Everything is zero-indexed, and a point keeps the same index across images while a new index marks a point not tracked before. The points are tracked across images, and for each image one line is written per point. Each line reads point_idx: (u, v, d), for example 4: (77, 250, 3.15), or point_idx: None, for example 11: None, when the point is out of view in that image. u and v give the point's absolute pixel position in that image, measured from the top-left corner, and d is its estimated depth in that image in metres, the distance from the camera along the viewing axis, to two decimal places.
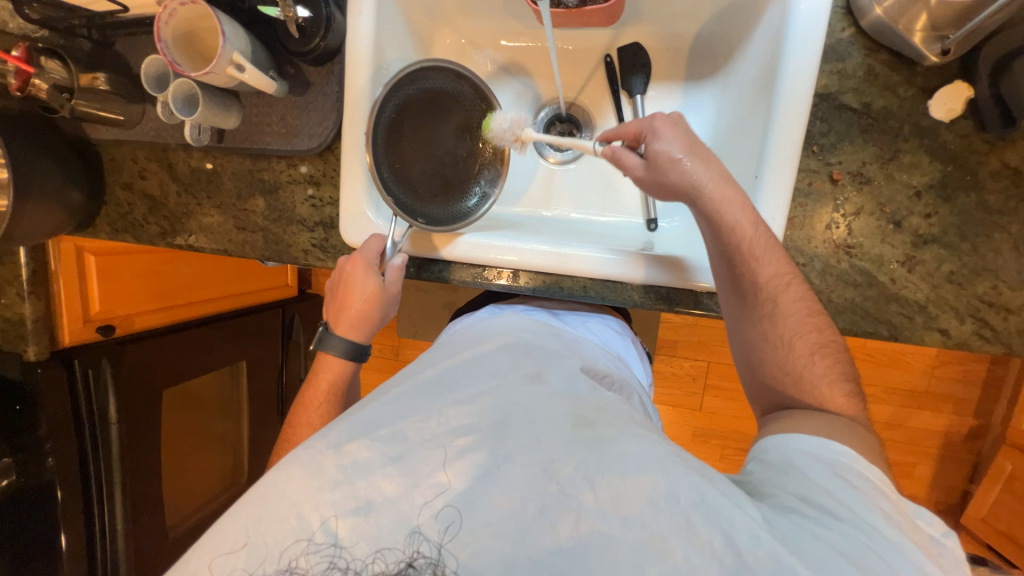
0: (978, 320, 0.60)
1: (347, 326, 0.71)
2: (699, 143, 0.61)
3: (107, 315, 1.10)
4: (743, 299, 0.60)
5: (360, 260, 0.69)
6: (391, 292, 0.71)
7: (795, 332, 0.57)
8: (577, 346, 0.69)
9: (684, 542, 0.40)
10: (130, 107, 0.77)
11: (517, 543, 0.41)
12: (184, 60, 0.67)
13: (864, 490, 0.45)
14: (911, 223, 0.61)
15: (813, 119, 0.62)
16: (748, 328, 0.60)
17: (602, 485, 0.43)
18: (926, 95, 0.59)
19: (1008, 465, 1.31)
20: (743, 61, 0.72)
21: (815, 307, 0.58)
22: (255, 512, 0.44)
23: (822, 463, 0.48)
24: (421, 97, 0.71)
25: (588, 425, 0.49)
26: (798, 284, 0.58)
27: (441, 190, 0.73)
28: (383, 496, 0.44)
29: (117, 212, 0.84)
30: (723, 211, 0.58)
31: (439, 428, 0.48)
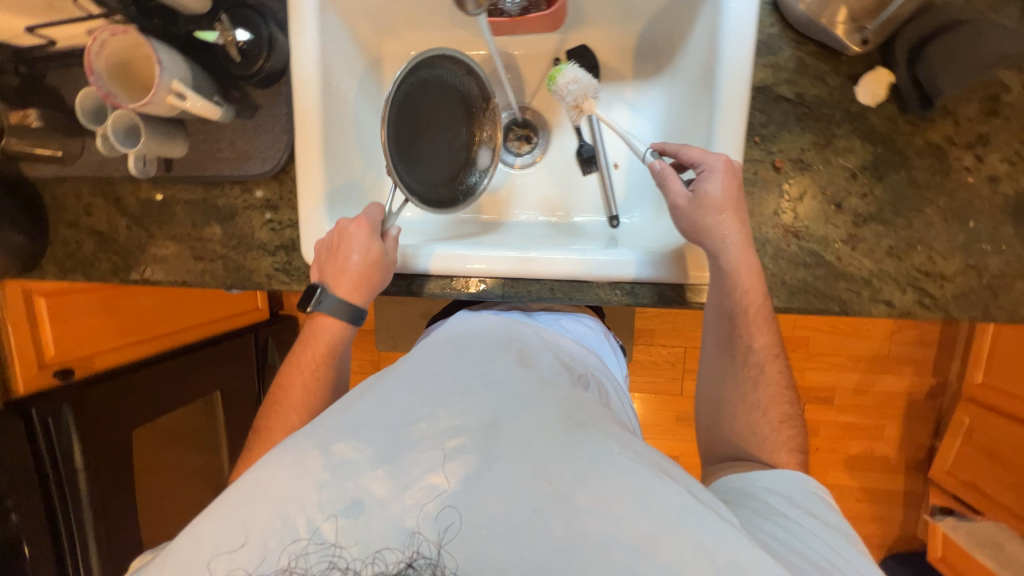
0: (918, 290, 0.64)
1: (347, 288, 0.68)
2: (740, 198, 0.62)
3: (65, 358, 1.05)
4: (732, 356, 0.65)
5: (365, 222, 0.68)
6: (393, 260, 0.70)
7: (769, 399, 0.64)
8: (554, 340, 0.71)
9: (675, 540, 0.41)
10: (68, 141, 0.73)
11: (509, 545, 0.41)
12: (119, 91, 0.64)
13: (820, 513, 0.51)
14: (850, 204, 0.64)
15: (752, 111, 0.65)
16: (726, 383, 0.66)
17: (591, 484, 0.44)
18: (852, 83, 0.63)
19: (967, 418, 1.43)
20: (685, 58, 0.74)
21: (787, 378, 0.64)
22: (242, 515, 0.44)
23: (779, 496, 0.54)
24: (433, 81, 0.70)
25: (580, 426, 0.49)
26: (781, 362, 0.64)
27: (438, 177, 0.73)
28: (373, 498, 0.43)
29: (64, 251, 0.80)
30: (739, 277, 0.61)
31: (429, 430, 0.47)
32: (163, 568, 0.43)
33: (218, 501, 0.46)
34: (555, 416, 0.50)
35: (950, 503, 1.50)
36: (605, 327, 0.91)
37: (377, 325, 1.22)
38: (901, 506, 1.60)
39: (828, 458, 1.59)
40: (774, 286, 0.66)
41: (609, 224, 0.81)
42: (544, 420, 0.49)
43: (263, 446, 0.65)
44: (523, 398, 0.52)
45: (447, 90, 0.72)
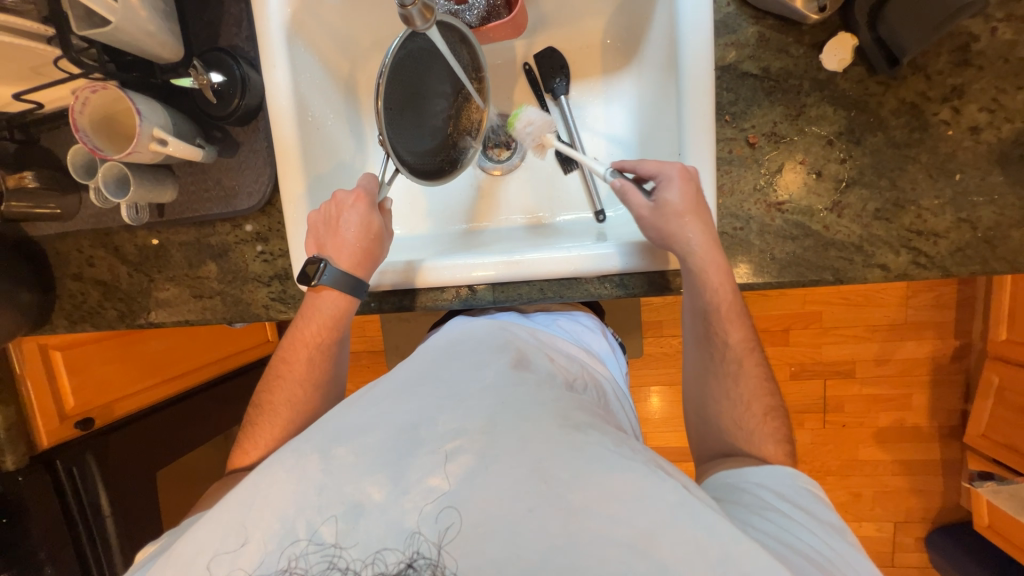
0: (912, 250, 0.63)
1: (347, 260, 0.69)
2: (701, 199, 0.62)
3: (84, 408, 1.07)
4: (710, 352, 0.65)
5: (364, 195, 0.69)
6: (389, 233, 0.72)
7: (753, 393, 0.63)
8: (550, 342, 0.71)
9: (671, 538, 0.41)
10: (65, 199, 0.76)
11: (507, 544, 0.41)
12: (106, 144, 0.67)
13: (812, 509, 0.51)
14: (830, 170, 0.63)
15: (720, 91, 0.65)
16: (707, 382, 0.65)
17: (586, 481, 0.44)
18: (817, 51, 0.63)
19: (996, 377, 1.38)
20: (650, 47, 0.75)
21: (767, 371, 0.64)
22: (244, 520, 0.45)
23: (771, 490, 0.53)
24: (428, 49, 0.66)
25: (575, 426, 0.49)
26: (757, 354, 0.64)
27: (431, 148, 0.70)
28: (373, 502, 0.43)
29: (72, 303, 0.83)
30: (707, 275, 0.61)
31: (431, 435, 0.48)
32: (169, 570, 0.44)
33: (224, 502, 0.48)
34: (552, 416, 0.50)
35: (988, 468, 1.44)
36: (604, 326, 0.91)
37: (385, 343, 1.24)
38: (939, 476, 1.55)
39: (856, 433, 1.55)
40: (764, 263, 0.65)
41: (595, 220, 0.81)
42: (540, 421, 0.49)
43: (268, 416, 0.68)
44: (518, 399, 0.52)
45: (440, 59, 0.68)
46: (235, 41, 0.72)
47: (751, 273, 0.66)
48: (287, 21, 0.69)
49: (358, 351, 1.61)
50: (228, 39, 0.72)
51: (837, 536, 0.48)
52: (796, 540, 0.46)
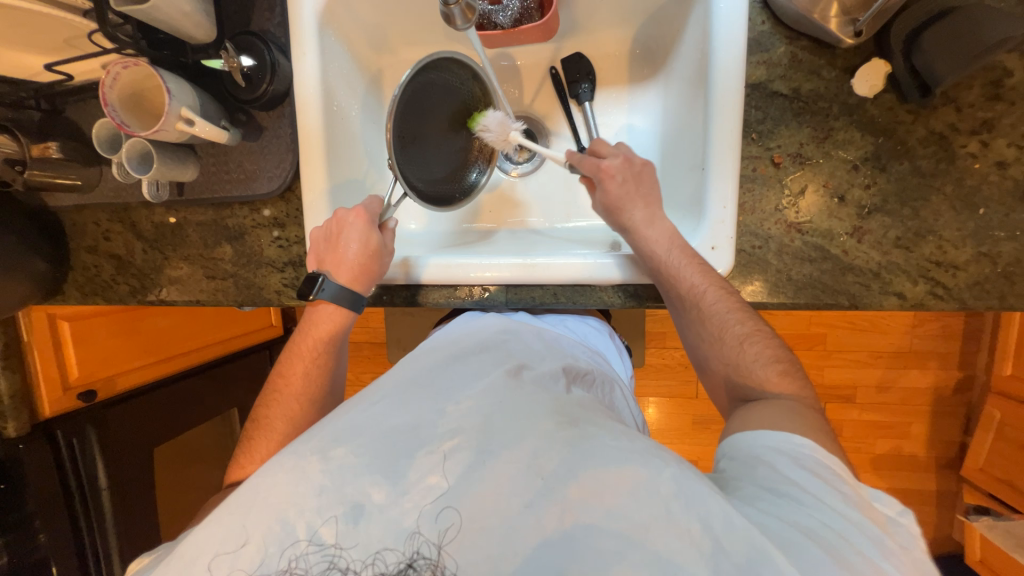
0: (930, 280, 0.62)
1: (346, 277, 0.69)
2: (644, 176, 0.69)
3: (88, 379, 1.07)
4: (673, 306, 0.65)
5: (364, 213, 0.69)
6: (391, 250, 0.71)
7: (723, 327, 0.61)
8: (558, 344, 0.69)
9: (665, 531, 0.40)
10: (87, 170, 0.76)
11: (506, 540, 0.42)
12: (133, 121, 0.67)
13: (828, 479, 0.46)
14: (854, 196, 0.63)
15: (748, 109, 0.65)
16: (686, 332, 0.66)
17: (586, 479, 0.43)
18: (849, 75, 0.63)
19: (997, 412, 1.38)
20: (679, 59, 0.75)
21: (739, 305, 0.62)
22: (246, 515, 0.45)
23: (788, 458, 0.48)
24: (439, 78, 0.68)
25: (574, 423, 0.49)
26: (717, 288, 0.62)
27: (436, 175, 0.71)
28: (373, 503, 0.44)
29: (85, 275, 0.83)
30: (637, 245, 0.66)
31: (429, 428, 0.48)
32: (169, 572, 0.44)
33: (227, 502, 0.47)
34: (552, 414, 0.50)
35: (983, 502, 1.44)
36: (610, 328, 0.91)
37: (387, 336, 1.24)
38: (932, 506, 1.55)
39: (852, 458, 1.54)
40: (781, 283, 0.65)
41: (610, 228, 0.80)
42: (548, 421, 0.49)
43: (264, 432, 0.67)
44: (525, 399, 0.52)
45: (451, 91, 0.70)
46: (267, 26, 0.73)
47: (766, 292, 0.66)
48: (320, 10, 0.69)
49: (359, 342, 1.61)
50: (260, 23, 0.73)
51: (858, 513, 0.44)
52: (804, 520, 0.42)
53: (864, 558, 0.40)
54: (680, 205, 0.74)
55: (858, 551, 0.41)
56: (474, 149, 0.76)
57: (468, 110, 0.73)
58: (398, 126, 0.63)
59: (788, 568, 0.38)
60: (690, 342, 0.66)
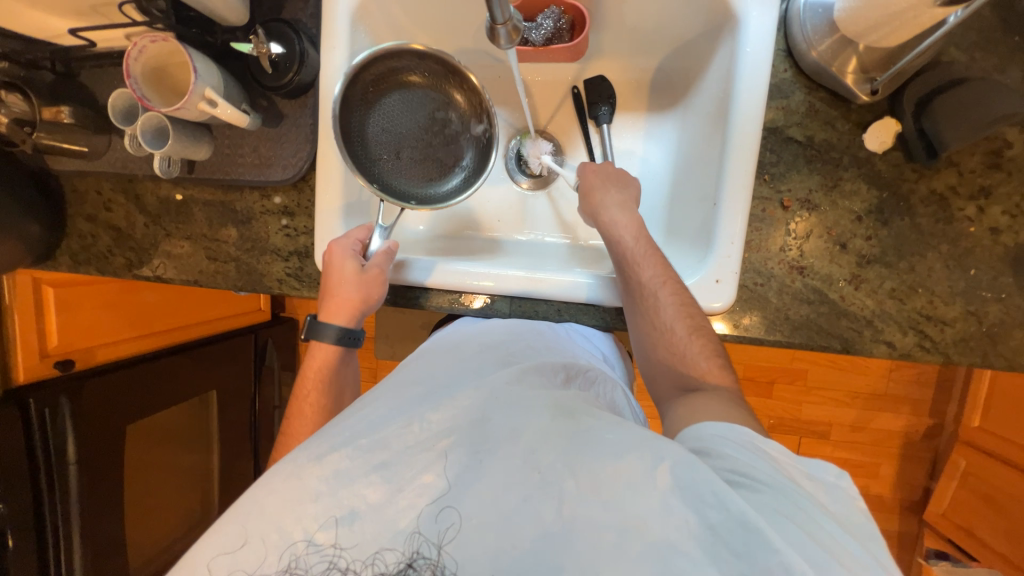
0: (919, 332, 0.65)
1: (335, 315, 0.70)
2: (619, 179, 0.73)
3: (66, 349, 1.05)
4: (631, 297, 0.67)
5: (339, 246, 0.69)
6: (376, 276, 0.69)
7: (672, 320, 0.63)
8: (560, 344, 0.68)
9: (662, 520, 0.41)
10: (95, 138, 0.75)
11: (503, 532, 0.42)
12: (155, 96, 0.66)
13: (774, 456, 0.47)
14: (855, 245, 0.66)
15: (763, 150, 0.67)
16: (637, 321, 0.66)
17: (582, 471, 0.44)
18: (861, 130, 0.65)
19: (963, 461, 1.43)
20: (700, 94, 0.77)
21: (690, 303, 0.64)
22: (249, 512, 0.45)
23: (733, 442, 0.48)
24: (393, 80, 0.69)
25: (568, 414, 0.50)
26: (676, 283, 0.65)
27: (427, 179, 0.71)
28: (368, 504, 0.44)
29: (80, 244, 0.81)
30: (610, 227, 0.70)
31: (422, 433, 0.48)
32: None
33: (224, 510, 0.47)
34: (548, 408, 0.51)
35: (944, 548, 1.51)
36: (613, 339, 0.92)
37: (378, 331, 1.24)
38: (894, 547, 1.59)
39: None
40: (777, 321, 0.67)
41: None
42: (542, 417, 0.49)
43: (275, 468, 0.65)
44: (523, 395, 0.52)
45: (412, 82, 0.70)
46: (299, 15, 0.73)
47: (763, 328, 0.68)
48: (354, 7, 0.70)
49: None
50: (292, 12, 0.73)
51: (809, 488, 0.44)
52: (770, 499, 0.42)
53: (828, 531, 0.40)
54: (685, 233, 0.76)
55: (822, 524, 0.41)
56: (462, 131, 0.71)
57: (434, 95, 0.70)
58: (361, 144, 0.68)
59: (779, 543, 0.38)
60: (633, 321, 0.67)
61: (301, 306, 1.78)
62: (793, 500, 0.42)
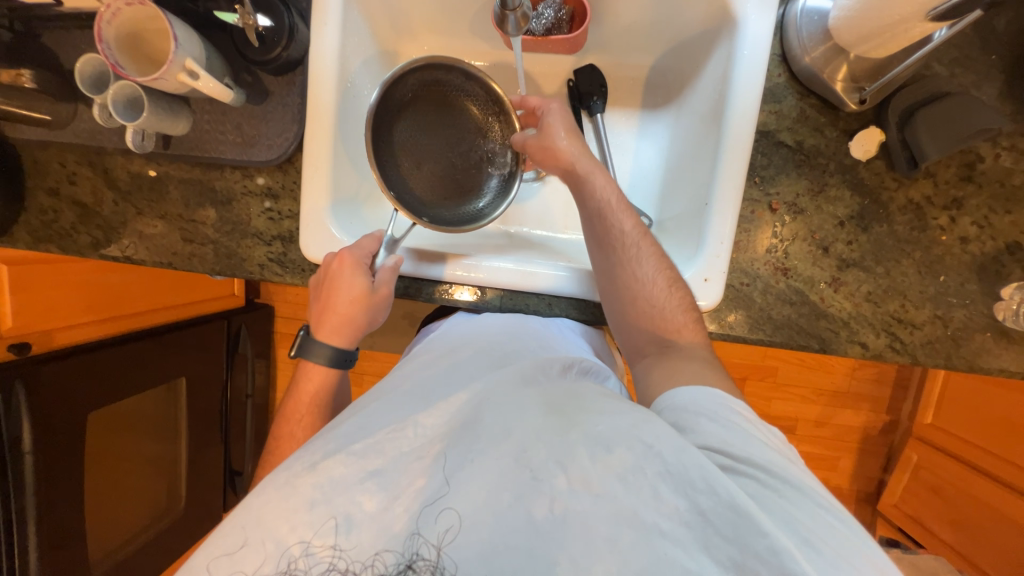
0: (890, 334, 0.68)
1: (336, 333, 0.68)
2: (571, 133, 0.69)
3: (22, 330, 0.99)
4: (610, 249, 0.65)
5: (347, 259, 0.67)
6: (384, 296, 0.68)
7: (653, 272, 0.63)
8: (548, 338, 0.65)
9: (652, 509, 0.41)
10: (59, 106, 0.71)
11: (494, 531, 0.42)
12: (130, 64, 0.62)
13: (752, 425, 0.49)
14: (836, 249, 0.68)
15: (755, 153, 0.69)
16: (615, 276, 0.65)
17: (573, 467, 0.44)
18: (847, 137, 0.67)
19: (915, 455, 1.52)
20: (694, 94, 0.77)
21: (665, 257, 0.66)
22: (247, 512, 0.45)
23: (707, 417, 0.49)
24: (435, 93, 0.72)
25: (558, 411, 0.49)
26: (652, 239, 0.66)
27: (440, 195, 0.73)
28: (364, 512, 0.44)
29: (39, 219, 0.76)
30: (587, 180, 0.67)
31: (416, 439, 0.49)
32: None
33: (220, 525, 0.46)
34: (541, 407, 0.49)
35: (897, 537, 1.59)
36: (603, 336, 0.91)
37: None
38: None
39: None
40: (761, 320, 0.69)
41: None
42: (534, 411, 0.48)
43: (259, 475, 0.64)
44: (514, 392, 0.51)
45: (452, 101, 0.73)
46: None
47: (747, 327, 0.69)
48: None
49: None
50: None
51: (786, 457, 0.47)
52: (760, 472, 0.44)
53: (813, 501, 0.43)
54: (674, 234, 0.77)
55: (808, 497, 0.43)
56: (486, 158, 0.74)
57: (470, 117, 0.73)
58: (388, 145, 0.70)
59: (768, 524, 0.39)
60: (609, 272, 0.65)
61: (276, 292, 1.73)
62: (780, 470, 0.45)
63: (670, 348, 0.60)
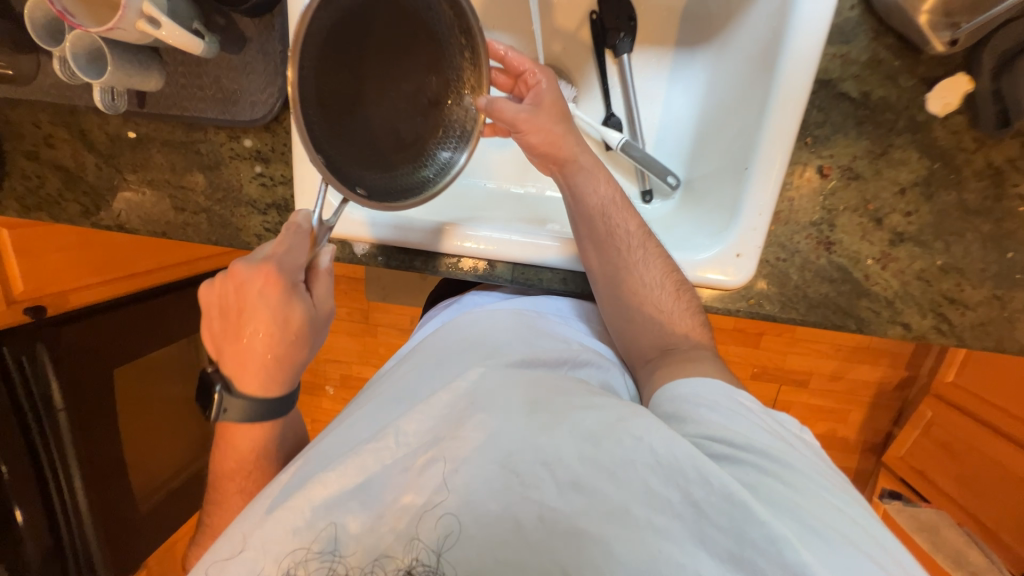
0: (938, 315, 0.62)
1: (261, 377, 0.53)
2: (556, 108, 0.61)
3: (35, 294, 0.93)
4: (611, 251, 0.61)
5: (275, 277, 0.51)
6: (324, 316, 0.56)
7: (660, 276, 0.60)
8: (542, 328, 0.62)
9: (644, 506, 0.41)
10: (19, 58, 0.64)
11: (490, 543, 0.41)
12: (82, 12, 0.54)
13: (757, 414, 0.49)
14: (891, 221, 0.60)
15: (810, 108, 0.59)
16: (617, 280, 0.61)
17: (561, 468, 0.42)
18: (926, 86, 0.58)
19: (929, 412, 1.50)
20: (742, 30, 0.66)
21: (669, 258, 0.62)
22: (240, 531, 0.45)
23: (707, 407, 0.49)
24: (388, 5, 0.47)
25: (544, 408, 0.46)
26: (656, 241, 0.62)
27: (372, 152, 0.49)
28: (351, 530, 0.43)
29: (25, 185, 0.71)
30: (583, 177, 0.62)
31: (400, 449, 0.46)
32: None
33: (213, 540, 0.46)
34: (523, 404, 0.47)
35: (898, 489, 1.61)
36: None
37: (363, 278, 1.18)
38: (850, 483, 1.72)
39: None
40: (795, 298, 0.63)
41: (640, 199, 0.76)
42: (517, 413, 0.46)
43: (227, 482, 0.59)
44: (496, 391, 0.49)
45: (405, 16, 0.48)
46: None
47: (778, 306, 0.63)
48: None
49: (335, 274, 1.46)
50: None
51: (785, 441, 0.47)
52: (764, 461, 0.44)
53: (821, 491, 0.42)
54: (703, 202, 0.69)
55: (816, 487, 0.43)
56: (446, 112, 0.52)
57: (434, 51, 0.50)
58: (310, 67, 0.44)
59: (785, 531, 0.39)
60: (610, 276, 0.61)
61: None
62: (782, 457, 0.44)
63: (673, 352, 0.58)
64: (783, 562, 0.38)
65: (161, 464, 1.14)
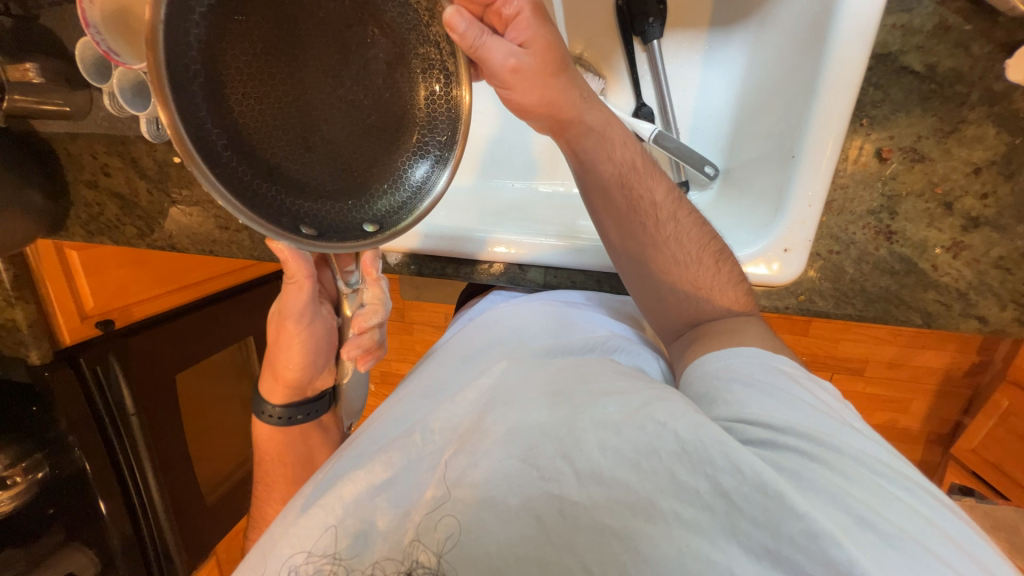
0: (1021, 306, 0.56)
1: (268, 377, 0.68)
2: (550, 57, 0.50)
3: (104, 308, 0.95)
4: (642, 223, 0.57)
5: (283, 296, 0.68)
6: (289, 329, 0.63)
7: (698, 248, 0.57)
8: (571, 318, 0.61)
9: (672, 498, 0.39)
10: (75, 94, 0.68)
11: (503, 541, 0.40)
12: (124, 49, 0.56)
13: (803, 390, 0.46)
14: (964, 205, 0.55)
15: (865, 86, 0.54)
16: (650, 257, 0.57)
17: (580, 459, 0.42)
18: (1005, 53, 0.52)
19: (1006, 401, 1.35)
20: (783, 6, 0.61)
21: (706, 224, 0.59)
22: (275, 533, 0.46)
23: (741, 382, 0.47)
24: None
25: (564, 398, 0.47)
26: (689, 208, 0.58)
27: (336, 175, 0.40)
28: (378, 527, 0.43)
29: (88, 213, 0.76)
30: (606, 147, 0.58)
31: (425, 444, 0.48)
32: None
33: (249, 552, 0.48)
34: (544, 396, 0.47)
35: (971, 484, 1.49)
36: None
37: None
38: None
39: None
40: (850, 293, 0.58)
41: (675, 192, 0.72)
42: (536, 403, 0.47)
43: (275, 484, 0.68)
44: (520, 388, 0.49)
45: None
46: None
47: (832, 302, 0.59)
48: None
49: None
50: None
51: (834, 420, 0.44)
52: (802, 443, 0.41)
53: (872, 482, 0.39)
54: (744, 194, 0.64)
55: (868, 477, 0.40)
56: (414, 99, 0.42)
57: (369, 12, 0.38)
58: (203, 114, 0.35)
59: (834, 541, 0.35)
60: (643, 260, 0.57)
61: None
62: (826, 439, 0.41)
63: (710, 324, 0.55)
64: (826, 558, 0.35)
65: (223, 457, 1.20)
